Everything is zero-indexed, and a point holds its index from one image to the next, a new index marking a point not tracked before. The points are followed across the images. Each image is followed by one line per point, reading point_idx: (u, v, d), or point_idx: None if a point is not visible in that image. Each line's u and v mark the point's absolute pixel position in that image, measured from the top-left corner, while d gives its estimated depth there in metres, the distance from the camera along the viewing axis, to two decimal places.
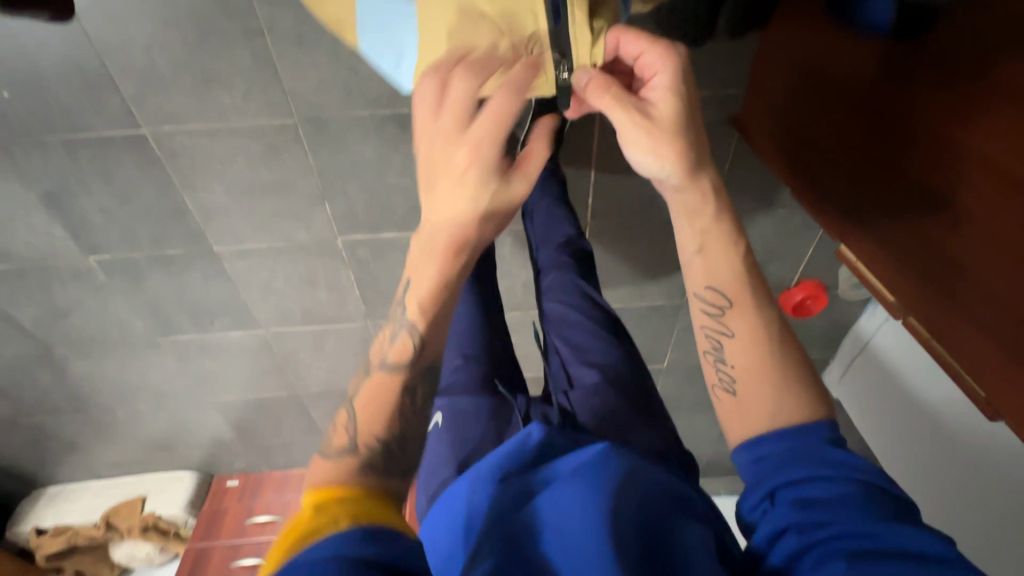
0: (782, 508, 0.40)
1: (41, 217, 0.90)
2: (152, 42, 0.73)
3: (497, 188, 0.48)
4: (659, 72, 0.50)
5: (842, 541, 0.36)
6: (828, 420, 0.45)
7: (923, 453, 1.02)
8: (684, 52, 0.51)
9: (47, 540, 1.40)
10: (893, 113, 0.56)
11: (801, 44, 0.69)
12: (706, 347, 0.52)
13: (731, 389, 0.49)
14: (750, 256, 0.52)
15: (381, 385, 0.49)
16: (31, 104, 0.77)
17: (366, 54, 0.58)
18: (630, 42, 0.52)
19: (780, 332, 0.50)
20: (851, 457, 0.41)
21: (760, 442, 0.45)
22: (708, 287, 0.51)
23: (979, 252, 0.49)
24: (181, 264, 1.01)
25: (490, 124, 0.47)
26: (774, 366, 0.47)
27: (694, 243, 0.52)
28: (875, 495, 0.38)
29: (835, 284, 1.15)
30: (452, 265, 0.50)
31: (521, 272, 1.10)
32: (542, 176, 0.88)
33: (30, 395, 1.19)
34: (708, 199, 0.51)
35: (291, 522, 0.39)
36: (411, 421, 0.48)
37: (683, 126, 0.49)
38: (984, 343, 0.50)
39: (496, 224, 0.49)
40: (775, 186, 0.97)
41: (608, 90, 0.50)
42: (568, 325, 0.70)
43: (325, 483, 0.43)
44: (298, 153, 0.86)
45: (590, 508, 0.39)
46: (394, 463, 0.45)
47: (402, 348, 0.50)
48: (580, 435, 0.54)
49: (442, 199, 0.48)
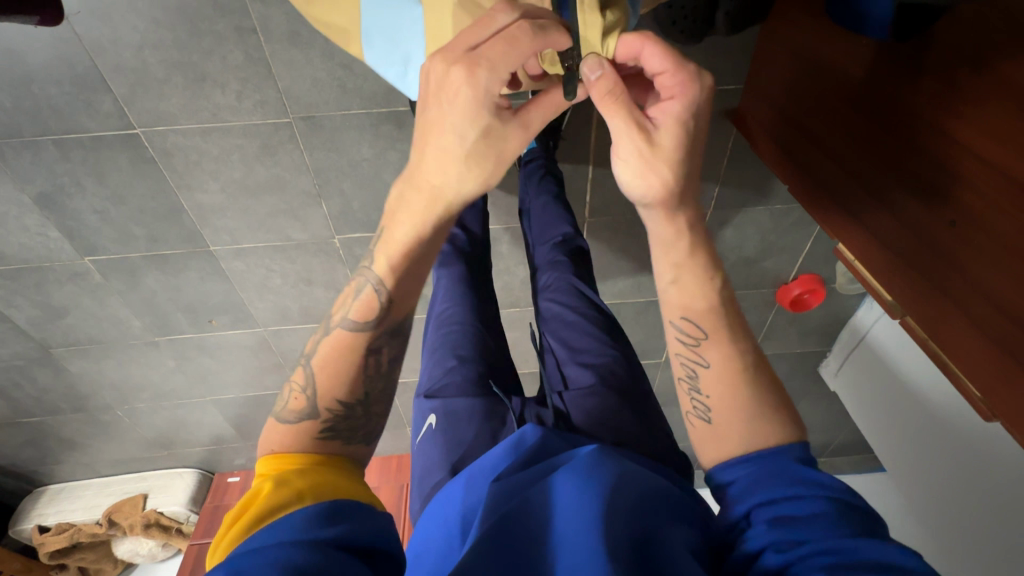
0: (757, 526, 0.40)
1: (35, 218, 0.90)
2: (143, 41, 0.72)
3: (491, 129, 0.45)
4: (675, 96, 0.49)
5: (817, 555, 0.35)
6: (801, 442, 0.46)
7: (919, 446, 1.03)
8: (708, 84, 0.49)
9: (50, 537, 1.41)
10: (893, 112, 0.56)
11: (803, 41, 0.68)
12: (682, 373, 0.53)
13: (706, 417, 0.49)
14: (726, 289, 0.54)
15: (340, 346, 0.53)
16: (22, 104, 0.76)
17: (371, 63, 0.61)
18: (653, 56, 0.49)
19: (755, 362, 0.51)
20: (821, 475, 0.41)
21: (730, 466, 0.45)
22: (682, 317, 0.53)
23: (979, 251, 0.48)
24: (177, 263, 1.00)
25: (501, 50, 0.43)
26: (748, 396, 0.48)
27: (668, 274, 0.54)
28: (847, 511, 0.38)
29: (831, 277, 1.15)
30: (425, 218, 0.49)
31: (518, 268, 1.10)
32: (540, 174, 0.89)
33: (30, 395, 1.19)
34: (683, 233, 0.53)
35: (246, 498, 0.44)
36: (376, 383, 0.53)
37: (680, 159, 0.49)
38: (982, 344, 0.49)
39: (481, 170, 0.47)
40: (773, 180, 0.97)
41: (617, 101, 0.48)
42: (564, 326, 0.71)
43: (281, 450, 0.48)
44: (293, 152, 0.86)
45: (582, 508, 0.40)
46: (354, 430, 0.51)
47: (366, 306, 0.52)
48: (576, 437, 0.55)
49: (430, 125, 0.45)
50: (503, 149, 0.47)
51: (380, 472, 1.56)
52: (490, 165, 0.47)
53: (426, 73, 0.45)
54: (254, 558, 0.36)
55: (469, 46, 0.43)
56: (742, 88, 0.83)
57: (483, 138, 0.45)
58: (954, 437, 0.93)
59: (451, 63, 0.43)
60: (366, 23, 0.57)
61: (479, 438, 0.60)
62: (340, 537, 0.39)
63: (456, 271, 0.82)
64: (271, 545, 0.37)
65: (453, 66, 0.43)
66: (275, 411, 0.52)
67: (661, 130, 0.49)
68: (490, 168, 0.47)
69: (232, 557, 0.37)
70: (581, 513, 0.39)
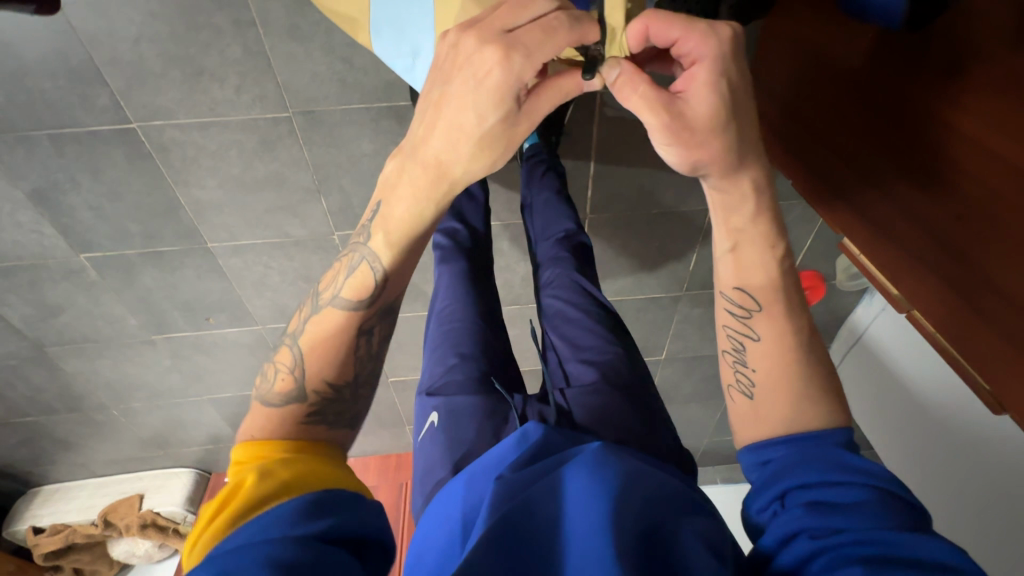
0: (792, 510, 0.40)
1: (30, 215, 0.88)
2: (140, 33, 0.71)
3: (511, 114, 0.44)
4: (699, 60, 0.46)
5: (854, 545, 0.35)
6: (847, 427, 0.46)
7: (921, 442, 1.03)
8: (729, 33, 0.46)
9: (44, 539, 1.39)
10: (897, 104, 0.56)
11: (808, 34, 0.68)
12: (728, 346, 0.54)
13: (749, 392, 0.50)
14: (787, 260, 0.53)
15: (333, 324, 0.53)
16: (15, 99, 0.75)
17: (378, 54, 0.61)
18: (661, 30, 0.46)
19: (810, 339, 0.51)
20: (865, 462, 0.41)
21: (767, 447, 0.46)
22: (736, 287, 0.53)
23: (987, 243, 0.48)
24: (174, 260, 0.99)
25: (537, 37, 0.42)
26: (794, 374, 0.49)
27: (726, 241, 0.53)
28: (889, 500, 0.38)
29: (832, 274, 1.15)
30: (429, 196, 0.49)
31: (519, 265, 1.09)
32: (541, 169, 0.88)
33: (23, 394, 1.18)
34: (747, 198, 0.51)
35: (225, 489, 0.43)
36: (365, 365, 0.54)
37: (723, 124, 0.46)
38: (988, 336, 0.49)
39: (491, 153, 0.46)
40: (774, 176, 0.97)
41: (636, 89, 0.46)
42: (566, 322, 0.71)
43: (261, 436, 0.48)
44: (292, 147, 0.85)
45: (592, 506, 0.39)
46: (340, 414, 0.51)
47: (361, 285, 0.53)
48: (578, 434, 0.54)
49: (451, 101, 0.44)
50: (516, 135, 0.46)
51: (379, 471, 1.55)
52: (501, 148, 0.46)
53: (455, 45, 0.44)
54: (236, 559, 0.35)
55: (506, 28, 0.43)
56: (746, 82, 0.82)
57: (502, 122, 0.44)
58: (956, 432, 0.93)
59: (485, 42, 0.42)
60: (375, 14, 0.58)
61: (481, 437, 0.60)
62: (325, 531, 0.39)
63: (456, 266, 0.81)
64: (253, 545, 0.37)
65: (487, 46, 0.42)
66: (259, 394, 0.52)
67: (693, 99, 0.46)
68: (500, 153, 0.46)
69: (213, 557, 0.36)
70: (596, 505, 0.39)
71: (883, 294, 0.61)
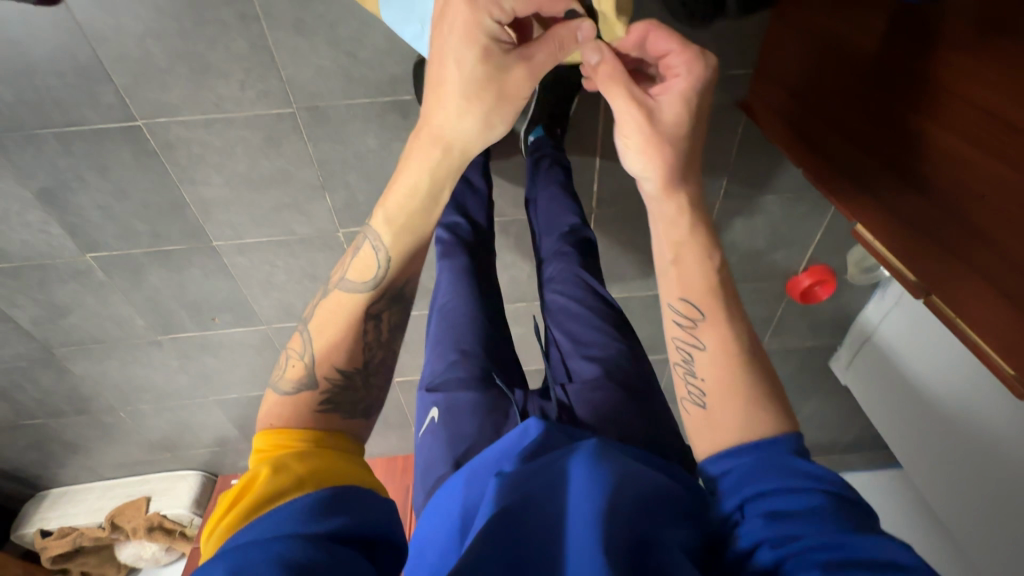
0: (751, 521, 0.38)
1: (37, 214, 0.89)
2: (145, 29, 0.72)
3: (489, 56, 0.46)
4: (679, 75, 0.53)
5: (813, 552, 0.34)
6: (795, 432, 0.44)
7: (937, 438, 1.01)
8: (711, 63, 0.53)
9: (52, 542, 1.40)
10: (909, 83, 0.55)
11: (817, 18, 0.67)
12: (677, 358, 0.52)
13: (701, 401, 0.48)
14: (725, 269, 0.53)
15: (341, 305, 0.53)
16: (23, 96, 0.75)
17: (388, 21, 0.64)
18: (660, 40, 0.54)
19: (751, 349, 0.49)
20: (816, 468, 0.40)
21: (725, 456, 0.44)
22: (681, 297, 0.52)
23: (1006, 221, 0.47)
24: (181, 260, 0.99)
25: None
26: (745, 382, 0.47)
27: (669, 253, 0.53)
28: (841, 504, 0.37)
29: (842, 268, 1.13)
30: (428, 160, 0.49)
31: (525, 261, 1.08)
32: (546, 163, 0.87)
33: (32, 396, 1.18)
34: (685, 212, 0.53)
35: (242, 480, 0.43)
36: (375, 352, 0.53)
37: (678, 137, 0.52)
38: (1008, 316, 0.48)
39: (479, 103, 0.47)
40: (783, 168, 0.95)
41: (620, 78, 0.52)
42: (569, 317, 0.70)
43: (279, 423, 0.48)
44: (298, 143, 0.85)
45: (581, 510, 0.37)
46: (354, 404, 0.51)
47: (363, 265, 0.53)
48: (579, 430, 0.52)
49: (434, 59, 0.47)
50: (502, 80, 0.46)
51: (386, 472, 1.54)
52: (489, 98, 0.47)
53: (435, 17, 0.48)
54: (247, 557, 0.34)
55: None
56: (753, 74, 0.81)
57: (482, 64, 0.46)
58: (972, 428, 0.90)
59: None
60: None
61: (481, 434, 0.59)
62: (336, 531, 0.38)
63: (458, 262, 0.80)
64: (263, 541, 0.36)
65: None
66: (274, 381, 0.52)
67: (665, 104, 0.52)
68: (490, 103, 0.47)
69: (224, 552, 0.35)
70: (584, 511, 0.37)
71: (901, 281, 0.59)
